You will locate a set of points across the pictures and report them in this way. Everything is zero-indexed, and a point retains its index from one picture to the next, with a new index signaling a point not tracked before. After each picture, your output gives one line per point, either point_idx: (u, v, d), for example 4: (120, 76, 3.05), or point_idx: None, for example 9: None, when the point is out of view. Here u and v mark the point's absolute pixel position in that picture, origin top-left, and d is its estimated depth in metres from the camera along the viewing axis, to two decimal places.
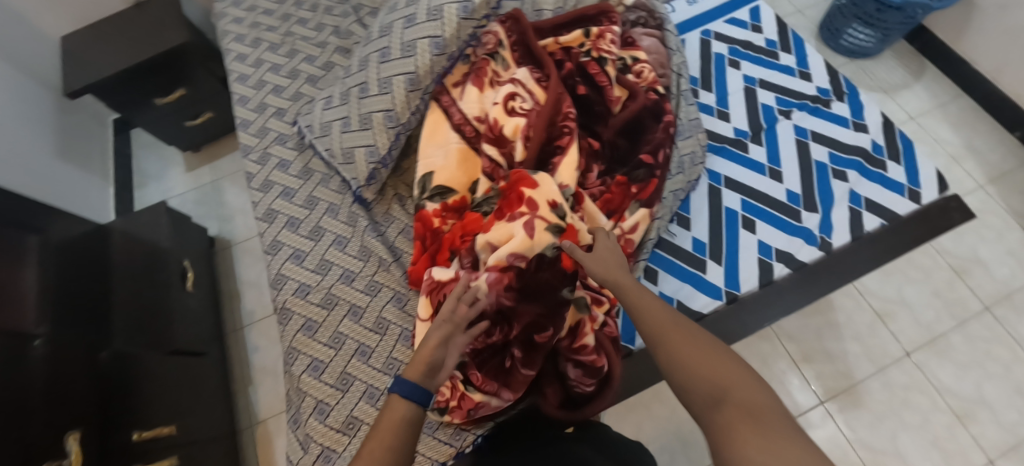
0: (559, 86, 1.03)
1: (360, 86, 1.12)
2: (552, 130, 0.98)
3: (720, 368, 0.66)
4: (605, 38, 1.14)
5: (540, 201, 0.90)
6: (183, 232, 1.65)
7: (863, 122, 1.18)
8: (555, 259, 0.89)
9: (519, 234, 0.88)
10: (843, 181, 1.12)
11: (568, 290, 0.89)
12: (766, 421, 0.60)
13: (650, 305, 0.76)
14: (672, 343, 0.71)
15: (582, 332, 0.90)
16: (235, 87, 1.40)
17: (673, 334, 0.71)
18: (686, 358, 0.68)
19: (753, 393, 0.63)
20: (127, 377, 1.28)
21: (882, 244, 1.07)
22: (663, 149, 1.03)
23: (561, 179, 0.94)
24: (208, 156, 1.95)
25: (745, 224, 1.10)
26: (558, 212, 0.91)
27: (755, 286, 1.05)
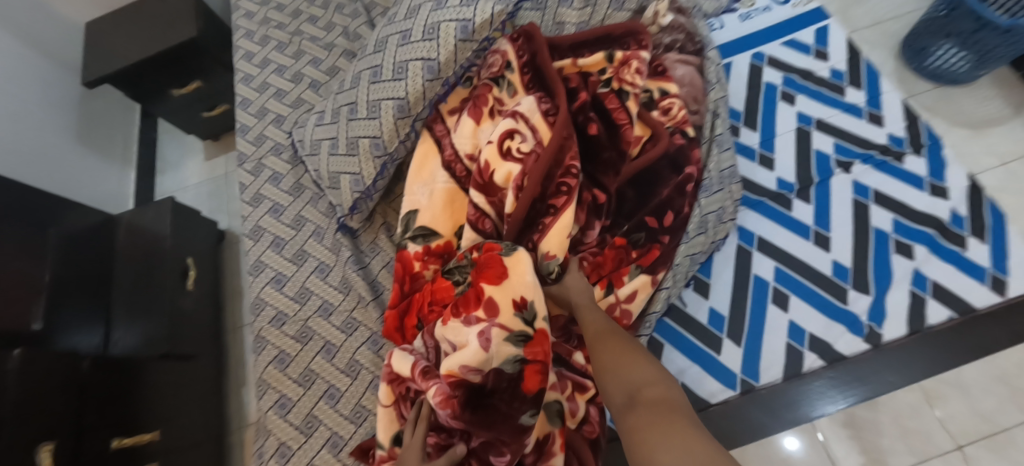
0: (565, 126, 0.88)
1: (349, 106, 1.01)
2: (547, 185, 0.84)
3: (641, 372, 0.66)
4: (630, 65, 0.97)
5: (502, 304, 0.76)
6: (191, 227, 1.59)
7: (942, 185, 0.97)
8: (516, 376, 0.73)
9: (472, 344, 0.73)
10: (906, 257, 0.93)
11: (529, 416, 0.71)
12: (670, 417, 0.59)
13: (592, 315, 0.75)
14: (600, 349, 0.71)
15: (549, 452, 0.74)
16: (238, 89, 1.33)
17: (605, 339, 0.72)
18: (610, 362, 0.69)
19: (666, 391, 0.63)
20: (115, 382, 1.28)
21: (944, 342, 0.88)
22: (673, 213, 0.88)
23: (548, 248, 0.81)
24: (225, 146, 1.92)
25: (776, 299, 0.94)
26: (523, 315, 0.75)
27: (778, 378, 0.89)
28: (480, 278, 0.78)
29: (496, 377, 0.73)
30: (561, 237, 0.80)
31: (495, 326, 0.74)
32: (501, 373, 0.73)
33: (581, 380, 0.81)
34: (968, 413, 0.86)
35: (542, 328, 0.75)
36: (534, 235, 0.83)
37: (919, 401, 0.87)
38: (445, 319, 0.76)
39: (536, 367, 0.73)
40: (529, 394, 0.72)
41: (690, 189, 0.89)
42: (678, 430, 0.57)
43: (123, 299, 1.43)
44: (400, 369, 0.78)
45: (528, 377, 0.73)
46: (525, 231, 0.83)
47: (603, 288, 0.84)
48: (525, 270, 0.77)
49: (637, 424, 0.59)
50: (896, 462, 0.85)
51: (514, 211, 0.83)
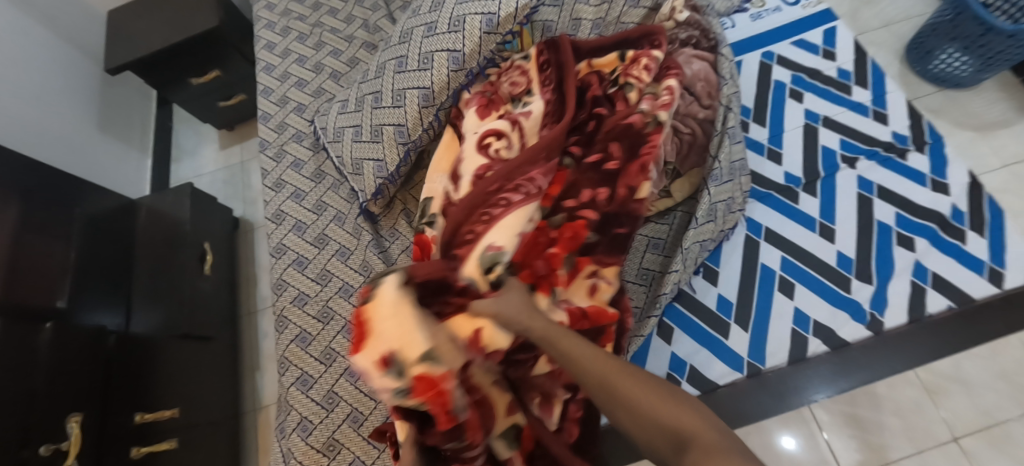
0: (570, 135, 0.95)
1: (373, 94, 1.05)
2: (505, 182, 0.87)
3: (667, 408, 0.63)
4: (639, 63, 0.99)
5: (366, 364, 0.71)
6: (209, 213, 1.64)
7: (944, 181, 1.01)
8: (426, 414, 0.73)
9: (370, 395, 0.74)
10: (908, 249, 0.97)
11: (451, 443, 0.76)
12: (721, 456, 0.57)
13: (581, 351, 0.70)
14: (622, 391, 0.66)
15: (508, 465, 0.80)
16: (260, 77, 1.37)
17: (624, 381, 0.67)
18: (640, 406, 0.64)
19: (706, 430, 0.61)
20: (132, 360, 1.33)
21: (944, 330, 0.92)
22: (607, 186, 0.91)
23: (493, 240, 0.81)
24: (241, 135, 1.96)
25: (782, 287, 0.98)
26: (392, 371, 0.70)
27: (783, 362, 0.92)
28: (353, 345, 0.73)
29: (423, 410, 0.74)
30: (504, 234, 0.82)
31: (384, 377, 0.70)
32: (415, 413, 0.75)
33: (551, 387, 0.84)
34: None
35: (421, 374, 0.70)
36: (477, 227, 0.84)
37: None
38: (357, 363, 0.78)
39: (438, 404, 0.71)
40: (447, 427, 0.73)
41: (634, 170, 0.90)
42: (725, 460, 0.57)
43: (144, 275, 1.45)
44: None
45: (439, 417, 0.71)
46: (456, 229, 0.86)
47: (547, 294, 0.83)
48: (385, 323, 0.72)
49: None
50: None
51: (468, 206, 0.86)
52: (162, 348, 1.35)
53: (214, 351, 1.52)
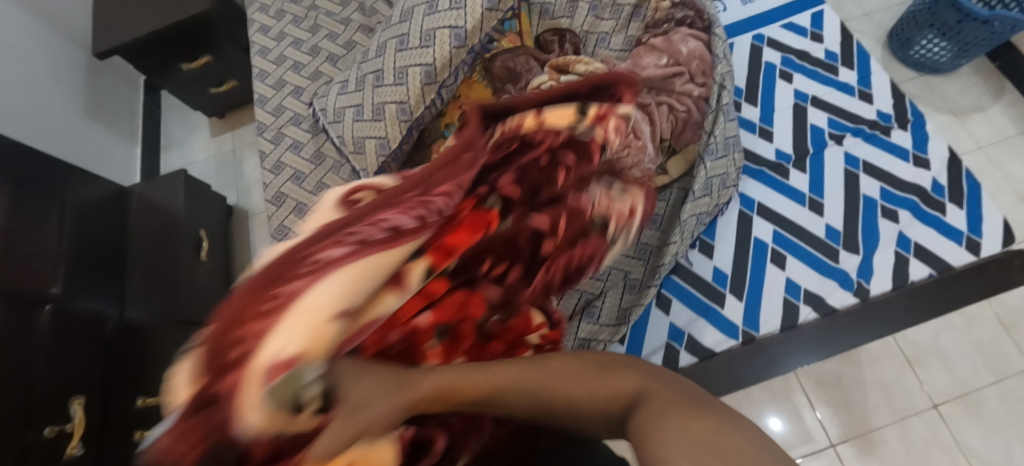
0: (497, 177, 0.63)
1: (375, 73, 1.05)
2: (325, 234, 0.45)
3: (601, 385, 0.46)
4: (608, 122, 0.75)
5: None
6: (203, 200, 1.63)
7: (925, 156, 1.06)
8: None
9: None
10: (892, 221, 1.02)
11: None
12: (667, 419, 0.41)
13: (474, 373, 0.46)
14: (548, 392, 0.46)
15: None
16: (254, 61, 1.36)
17: (552, 378, 0.47)
18: (567, 394, 0.46)
19: (656, 392, 0.44)
20: (131, 346, 1.31)
21: (925, 296, 0.98)
22: (517, 265, 0.63)
23: (279, 345, 0.38)
24: (232, 123, 1.94)
25: (774, 259, 1.02)
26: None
27: (776, 329, 0.97)
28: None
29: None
30: (302, 332, 0.39)
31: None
32: None
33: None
34: (944, 376, 0.95)
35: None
36: (243, 336, 0.38)
37: (902, 365, 0.96)
38: None
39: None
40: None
41: (559, 266, 0.65)
42: (680, 428, 0.39)
43: (138, 256, 1.44)
44: None
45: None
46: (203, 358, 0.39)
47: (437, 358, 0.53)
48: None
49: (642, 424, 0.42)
50: (878, 422, 0.94)
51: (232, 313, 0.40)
52: (157, 338, 1.35)
53: None
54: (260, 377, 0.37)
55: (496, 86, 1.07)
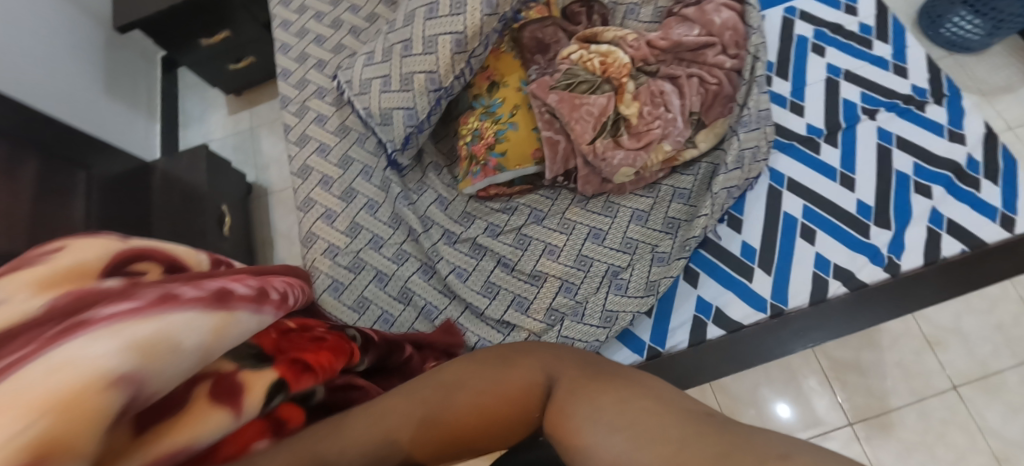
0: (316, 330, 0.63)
1: (403, 43, 1.02)
2: (116, 293, 0.43)
3: (512, 377, 0.56)
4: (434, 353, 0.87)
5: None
6: (225, 175, 1.55)
7: (961, 131, 1.06)
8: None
9: None
10: (924, 196, 1.01)
11: None
12: (584, 390, 0.52)
13: (392, 414, 0.53)
14: (460, 398, 0.55)
15: None
16: (277, 34, 1.34)
17: (447, 398, 0.55)
18: (482, 393, 0.55)
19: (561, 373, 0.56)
20: None
21: (959, 273, 0.96)
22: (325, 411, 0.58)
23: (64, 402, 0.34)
24: (249, 101, 1.95)
25: (803, 234, 1.02)
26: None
27: (805, 303, 0.97)
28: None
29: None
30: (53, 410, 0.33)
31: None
32: None
33: None
34: None
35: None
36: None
37: None
38: None
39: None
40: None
41: None
42: (591, 407, 0.50)
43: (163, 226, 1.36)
44: None
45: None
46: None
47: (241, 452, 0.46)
48: None
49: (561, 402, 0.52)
50: None
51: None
52: None
53: None
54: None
55: (526, 57, 1.06)
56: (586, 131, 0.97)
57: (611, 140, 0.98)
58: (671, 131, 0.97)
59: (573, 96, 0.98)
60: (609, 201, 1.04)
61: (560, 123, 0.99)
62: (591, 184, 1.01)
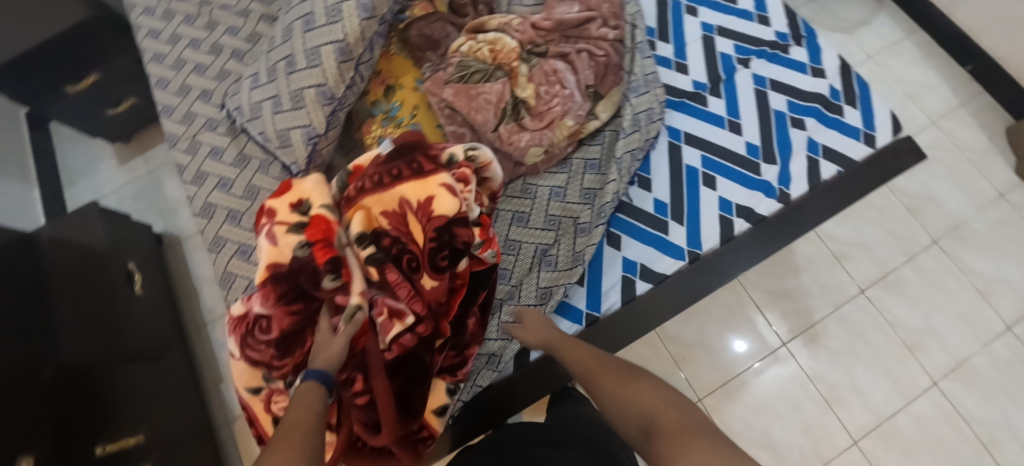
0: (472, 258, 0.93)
1: (285, 60, 0.99)
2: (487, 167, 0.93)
3: (641, 392, 0.75)
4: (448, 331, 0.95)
5: (280, 205, 0.83)
6: (126, 230, 1.44)
7: (821, 67, 1.18)
8: (308, 257, 0.80)
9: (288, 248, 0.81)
10: (800, 129, 1.12)
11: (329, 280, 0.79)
12: (687, 428, 0.67)
13: (572, 353, 0.87)
14: (609, 384, 0.79)
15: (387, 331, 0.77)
16: (151, 69, 1.26)
17: (601, 376, 0.81)
18: (622, 388, 0.77)
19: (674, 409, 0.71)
20: (92, 386, 1.12)
21: (840, 189, 1.07)
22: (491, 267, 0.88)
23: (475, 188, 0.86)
24: (141, 146, 1.81)
25: (705, 182, 1.10)
26: (301, 210, 0.83)
27: (716, 244, 1.05)
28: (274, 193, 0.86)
29: (291, 278, 0.80)
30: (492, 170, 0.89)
31: (239, 303, 0.84)
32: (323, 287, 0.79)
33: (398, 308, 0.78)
34: None
35: (318, 213, 0.82)
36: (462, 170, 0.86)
37: None
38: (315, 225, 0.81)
39: (244, 327, 0.83)
40: (270, 308, 0.79)
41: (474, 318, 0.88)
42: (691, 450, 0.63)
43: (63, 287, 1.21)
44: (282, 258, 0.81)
45: (242, 326, 0.82)
46: (419, 148, 0.87)
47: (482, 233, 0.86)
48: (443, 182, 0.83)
49: (668, 428, 0.68)
50: None
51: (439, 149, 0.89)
52: (112, 381, 1.16)
53: (172, 369, 1.38)
54: (437, 186, 0.82)
55: (416, 55, 1.07)
56: (488, 119, 0.99)
57: (514, 123, 1.01)
58: (570, 106, 1.03)
59: (468, 87, 1.00)
60: (526, 183, 1.05)
61: (461, 115, 1.01)
62: (505, 169, 1.03)
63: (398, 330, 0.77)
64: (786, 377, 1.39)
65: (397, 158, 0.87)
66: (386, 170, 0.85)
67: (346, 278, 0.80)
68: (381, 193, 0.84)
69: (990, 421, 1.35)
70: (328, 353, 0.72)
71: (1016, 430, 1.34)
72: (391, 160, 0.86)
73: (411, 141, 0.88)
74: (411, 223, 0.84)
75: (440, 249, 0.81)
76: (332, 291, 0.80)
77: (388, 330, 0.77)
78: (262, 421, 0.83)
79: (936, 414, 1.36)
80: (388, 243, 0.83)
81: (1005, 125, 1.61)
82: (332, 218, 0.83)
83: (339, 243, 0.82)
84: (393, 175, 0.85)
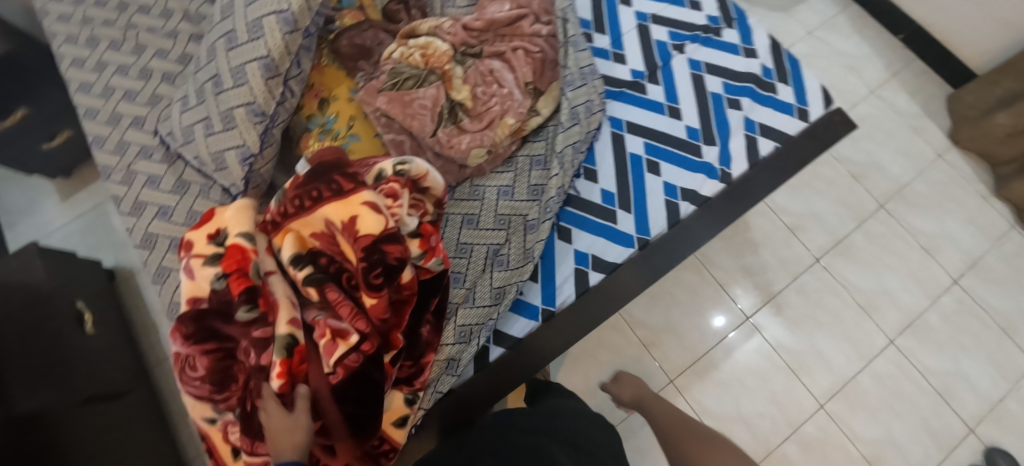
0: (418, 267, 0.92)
1: (211, 80, 0.96)
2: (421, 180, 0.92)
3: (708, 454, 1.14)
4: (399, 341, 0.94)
5: (198, 237, 0.81)
6: (73, 268, 1.39)
7: (752, 47, 1.21)
8: (226, 290, 0.78)
9: (207, 285, 0.79)
10: (737, 109, 1.15)
11: (245, 312, 0.76)
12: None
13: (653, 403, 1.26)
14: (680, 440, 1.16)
15: (332, 356, 0.75)
16: (78, 99, 1.21)
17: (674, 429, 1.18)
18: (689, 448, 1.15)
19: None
20: (45, 434, 1.06)
21: (778, 165, 1.11)
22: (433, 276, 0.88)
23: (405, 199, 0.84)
24: (83, 179, 1.74)
25: (650, 168, 1.11)
26: (218, 240, 0.81)
27: (664, 228, 1.06)
28: (196, 223, 0.83)
29: (198, 319, 0.78)
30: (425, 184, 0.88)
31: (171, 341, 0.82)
32: (246, 321, 0.76)
33: (342, 328, 0.77)
34: None
35: (233, 242, 0.79)
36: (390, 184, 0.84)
37: None
38: (234, 255, 0.78)
39: (180, 362, 0.81)
40: (186, 348, 0.78)
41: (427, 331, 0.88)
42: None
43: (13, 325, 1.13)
44: (203, 293, 0.79)
45: (176, 362, 0.79)
46: (338, 167, 0.84)
47: (418, 248, 0.85)
48: (369, 200, 0.80)
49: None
50: None
51: (367, 166, 0.87)
52: (66, 425, 1.10)
53: (132, 408, 1.33)
54: (359, 205, 0.80)
55: (349, 65, 1.06)
56: (425, 124, 0.99)
57: (452, 127, 1.01)
58: (510, 105, 1.03)
59: (401, 93, 0.99)
60: (474, 185, 1.05)
61: (398, 123, 1.00)
62: (450, 173, 1.02)
63: (342, 350, 0.76)
64: (753, 351, 1.43)
65: (318, 176, 0.83)
66: (309, 191, 0.82)
67: (263, 309, 0.77)
68: (302, 214, 0.81)
69: (944, 373, 1.40)
70: (293, 444, 0.69)
71: (968, 377, 1.40)
72: (310, 181, 0.83)
73: (329, 160, 0.85)
74: (341, 242, 0.82)
75: (371, 268, 0.78)
76: (248, 323, 0.77)
77: (332, 351, 0.76)
78: (221, 452, 0.82)
79: (895, 370, 1.41)
80: (325, 262, 0.82)
81: (937, 89, 1.67)
82: (249, 246, 0.79)
83: (256, 272, 0.79)
84: (314, 197, 0.81)
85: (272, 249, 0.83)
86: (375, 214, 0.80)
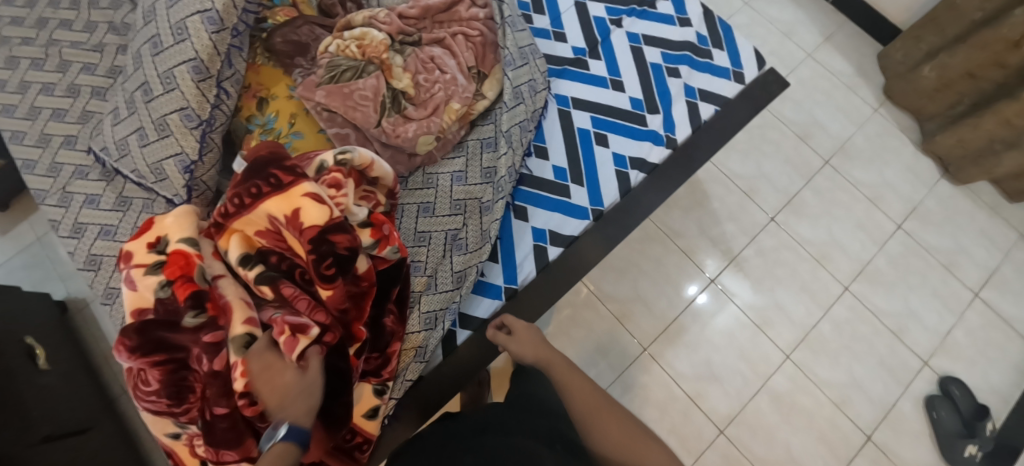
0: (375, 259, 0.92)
1: (140, 88, 0.93)
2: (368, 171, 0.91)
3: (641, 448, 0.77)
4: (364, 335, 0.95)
5: (136, 247, 0.78)
6: (18, 303, 1.33)
7: (686, 17, 1.24)
8: (172, 298, 0.76)
9: (149, 294, 0.76)
10: (676, 77, 1.18)
11: (193, 317, 0.76)
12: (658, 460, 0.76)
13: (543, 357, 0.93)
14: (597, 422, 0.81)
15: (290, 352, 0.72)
16: (2, 123, 1.15)
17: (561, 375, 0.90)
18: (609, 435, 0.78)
19: None
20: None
21: (719, 127, 1.14)
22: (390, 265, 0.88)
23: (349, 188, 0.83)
24: (22, 210, 1.66)
25: (598, 141, 1.13)
26: (158, 248, 0.78)
27: (616, 197, 1.08)
28: (133, 235, 0.81)
29: (143, 331, 0.75)
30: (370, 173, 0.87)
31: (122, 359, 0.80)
32: (195, 326, 0.76)
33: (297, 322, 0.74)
34: None
35: (175, 248, 0.78)
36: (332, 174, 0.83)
37: None
38: (176, 261, 0.77)
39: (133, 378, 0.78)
40: (136, 362, 0.75)
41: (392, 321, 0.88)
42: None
43: None
44: (148, 304, 0.77)
45: (129, 378, 0.77)
46: (275, 160, 0.82)
47: (370, 236, 0.84)
48: (310, 191, 0.79)
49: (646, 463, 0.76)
50: None
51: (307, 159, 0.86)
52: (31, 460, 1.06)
53: (97, 442, 1.28)
54: (301, 197, 0.78)
55: (286, 63, 1.04)
56: (369, 115, 0.98)
57: (397, 116, 1.01)
58: (454, 90, 1.03)
59: (340, 86, 0.98)
60: (425, 173, 1.04)
61: (341, 116, 0.99)
62: (400, 163, 1.02)
63: (305, 344, 0.72)
64: (719, 312, 1.47)
65: (254, 172, 0.81)
66: (247, 188, 0.80)
67: (211, 313, 0.77)
68: (245, 213, 0.80)
69: (896, 313, 1.48)
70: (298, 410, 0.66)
71: (918, 315, 1.48)
72: (248, 178, 0.81)
73: (264, 154, 0.83)
74: (287, 237, 0.81)
75: (322, 260, 0.78)
76: (197, 328, 0.76)
77: (294, 346, 0.70)
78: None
79: (851, 315, 1.47)
80: (276, 260, 0.82)
81: (868, 47, 1.75)
82: (193, 251, 0.78)
83: (203, 277, 0.78)
84: (254, 194, 0.80)
85: (219, 252, 0.82)
86: (318, 204, 0.78)
